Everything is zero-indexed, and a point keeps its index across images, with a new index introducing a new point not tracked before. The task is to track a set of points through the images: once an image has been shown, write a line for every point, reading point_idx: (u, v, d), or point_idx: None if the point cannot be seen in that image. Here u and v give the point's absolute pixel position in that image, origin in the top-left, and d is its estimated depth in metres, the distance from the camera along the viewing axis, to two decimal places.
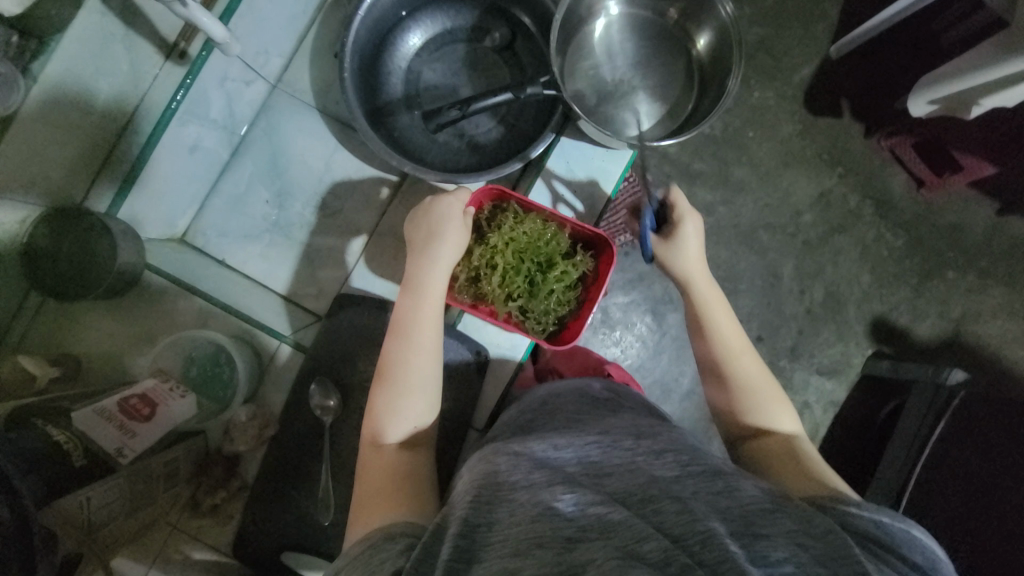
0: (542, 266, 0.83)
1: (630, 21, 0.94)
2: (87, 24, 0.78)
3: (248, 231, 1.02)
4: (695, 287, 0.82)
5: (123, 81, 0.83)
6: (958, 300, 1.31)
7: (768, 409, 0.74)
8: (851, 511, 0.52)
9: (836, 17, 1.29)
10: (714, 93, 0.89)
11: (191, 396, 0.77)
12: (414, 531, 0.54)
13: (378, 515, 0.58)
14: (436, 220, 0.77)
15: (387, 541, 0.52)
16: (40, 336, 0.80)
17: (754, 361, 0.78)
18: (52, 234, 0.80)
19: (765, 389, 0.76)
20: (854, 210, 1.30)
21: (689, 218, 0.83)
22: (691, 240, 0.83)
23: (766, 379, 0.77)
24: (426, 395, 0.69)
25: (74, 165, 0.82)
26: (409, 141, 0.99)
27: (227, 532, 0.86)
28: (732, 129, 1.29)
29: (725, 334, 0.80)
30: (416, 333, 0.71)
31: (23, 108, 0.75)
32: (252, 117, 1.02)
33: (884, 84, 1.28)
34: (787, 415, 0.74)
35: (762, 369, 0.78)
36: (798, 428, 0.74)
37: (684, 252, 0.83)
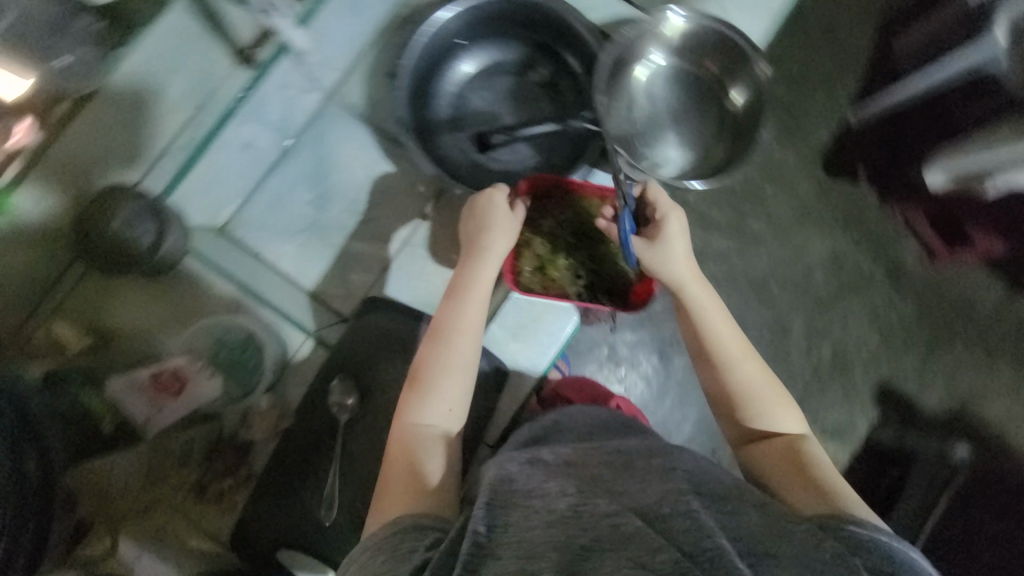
0: (594, 242, 0.92)
1: (671, 68, 0.97)
2: (175, 24, 0.82)
3: (284, 228, 1.07)
4: (687, 289, 0.80)
5: (195, 78, 0.85)
6: (964, 375, 1.32)
7: (771, 411, 0.73)
8: (868, 538, 0.55)
9: (856, 88, 1.36)
10: (746, 142, 0.94)
11: (219, 377, 0.80)
12: (439, 523, 0.59)
13: (410, 494, 0.63)
14: (484, 216, 0.82)
15: (412, 532, 0.57)
16: (82, 304, 0.85)
17: (753, 360, 0.77)
18: (97, 211, 0.82)
19: (766, 391, 0.74)
20: (865, 272, 1.33)
21: (672, 213, 0.83)
22: (674, 237, 0.82)
23: (768, 379, 0.76)
24: (464, 377, 0.72)
25: (137, 149, 0.86)
26: (453, 158, 1.04)
27: (227, 522, 0.85)
28: (751, 183, 1.34)
29: (721, 331, 0.78)
30: (460, 326, 0.74)
31: (101, 93, 0.81)
32: (305, 124, 1.04)
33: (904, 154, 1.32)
34: (789, 417, 0.73)
35: (761, 369, 0.76)
36: (803, 426, 0.73)
37: (670, 253, 0.81)
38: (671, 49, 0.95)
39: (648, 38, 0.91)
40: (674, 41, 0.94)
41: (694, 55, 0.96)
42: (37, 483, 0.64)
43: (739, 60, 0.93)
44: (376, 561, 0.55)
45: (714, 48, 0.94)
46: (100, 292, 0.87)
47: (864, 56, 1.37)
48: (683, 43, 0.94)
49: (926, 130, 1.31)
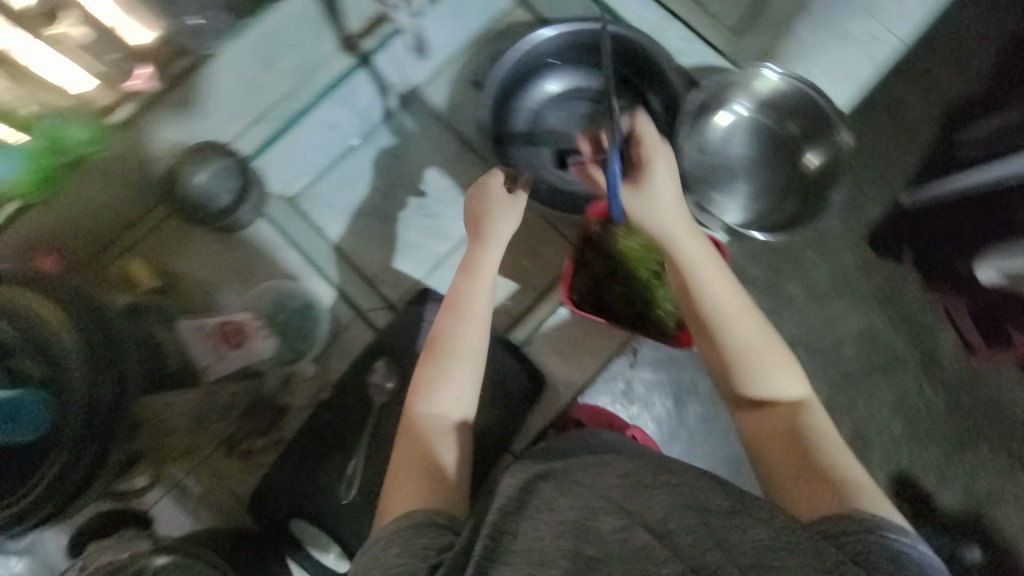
0: (655, 273, 0.94)
1: (754, 121, 0.97)
2: (294, 5, 0.83)
3: (353, 208, 1.07)
4: (680, 242, 0.76)
5: (303, 57, 0.90)
6: (984, 479, 1.28)
7: (772, 376, 0.68)
8: (876, 527, 0.53)
9: (913, 168, 1.34)
10: (813, 204, 0.94)
11: (273, 337, 0.80)
12: (450, 524, 0.59)
13: (422, 489, 0.63)
14: (490, 207, 0.84)
15: (425, 533, 0.57)
16: (154, 246, 0.89)
17: (751, 315, 0.72)
18: (193, 163, 0.85)
19: (765, 351, 0.70)
20: (897, 355, 1.31)
21: (659, 151, 0.79)
22: (660, 176, 0.79)
23: (769, 339, 0.70)
24: (472, 366, 0.72)
25: (236, 112, 0.89)
26: (522, 170, 1.05)
27: (249, 483, 0.86)
28: (793, 247, 1.33)
29: (715, 282, 0.74)
30: (467, 309, 0.75)
31: (218, 55, 0.80)
32: (388, 113, 1.09)
33: (954, 243, 1.31)
34: (792, 373, 0.69)
35: (761, 327, 0.72)
36: (804, 387, 0.69)
37: (659, 197, 0.78)
38: (758, 104, 0.96)
39: (737, 89, 0.93)
40: (765, 96, 0.94)
41: (779, 116, 0.96)
42: (110, 406, 0.58)
43: (822, 125, 0.94)
44: (390, 558, 0.55)
45: (800, 111, 0.95)
46: (173, 239, 0.90)
47: (928, 136, 1.34)
48: (772, 101, 0.95)
49: (983, 223, 1.30)
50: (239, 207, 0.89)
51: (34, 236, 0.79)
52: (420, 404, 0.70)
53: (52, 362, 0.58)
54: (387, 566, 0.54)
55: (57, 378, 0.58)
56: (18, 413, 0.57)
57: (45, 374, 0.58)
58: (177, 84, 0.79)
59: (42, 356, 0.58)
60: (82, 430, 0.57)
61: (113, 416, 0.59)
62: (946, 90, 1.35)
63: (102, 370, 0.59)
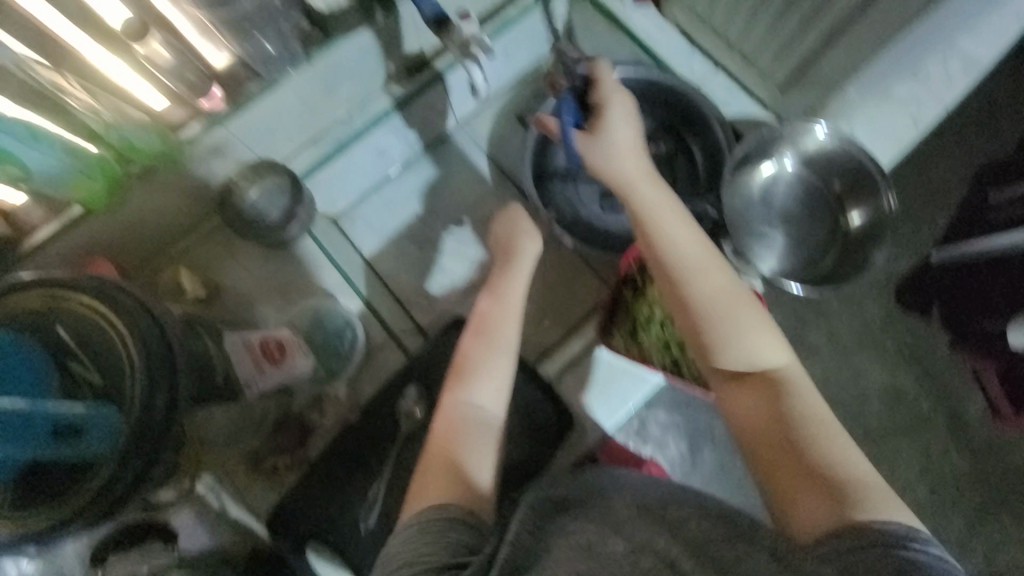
0: None
1: (797, 176, 0.98)
2: (359, 40, 0.84)
3: (391, 230, 1.09)
4: (648, 206, 0.79)
5: (360, 87, 0.92)
6: (1007, 550, 1.24)
7: (749, 342, 0.71)
8: (902, 540, 0.55)
9: (942, 228, 1.33)
10: (853, 263, 0.94)
11: (314, 356, 0.79)
12: (478, 525, 0.62)
13: (453, 486, 0.65)
14: (512, 228, 0.88)
15: (453, 529, 0.60)
16: (201, 257, 0.93)
17: (723, 278, 0.75)
18: (253, 182, 0.89)
19: (739, 314, 0.73)
20: (925, 416, 1.28)
21: (613, 101, 0.84)
22: (616, 132, 0.83)
23: (747, 306, 0.74)
24: (506, 371, 0.75)
25: (292, 133, 0.91)
26: (565, 209, 1.04)
27: (266, 502, 0.85)
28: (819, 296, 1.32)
29: (685, 243, 0.77)
30: (496, 331, 0.77)
31: (285, 83, 0.82)
32: (432, 141, 1.12)
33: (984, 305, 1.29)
34: (757, 321, 0.73)
35: (740, 294, 0.75)
36: (784, 353, 0.72)
37: (616, 152, 0.82)
38: (803, 159, 0.96)
39: (783, 143, 0.95)
40: (811, 153, 0.95)
41: (824, 173, 0.97)
42: (161, 417, 0.54)
43: (868, 186, 0.94)
44: (419, 549, 0.59)
45: (846, 170, 0.95)
46: (219, 250, 0.94)
47: (954, 194, 1.35)
48: (818, 159, 0.95)
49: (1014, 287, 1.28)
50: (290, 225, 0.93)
51: (92, 240, 0.81)
52: (456, 400, 0.72)
53: (107, 370, 0.54)
54: (413, 558, 0.58)
55: (112, 388, 0.53)
56: (81, 427, 0.51)
57: (98, 383, 0.54)
58: (245, 107, 0.81)
59: (94, 364, 0.54)
60: (130, 442, 0.52)
61: (164, 427, 0.54)
62: (973, 151, 1.36)
63: (156, 377, 0.54)
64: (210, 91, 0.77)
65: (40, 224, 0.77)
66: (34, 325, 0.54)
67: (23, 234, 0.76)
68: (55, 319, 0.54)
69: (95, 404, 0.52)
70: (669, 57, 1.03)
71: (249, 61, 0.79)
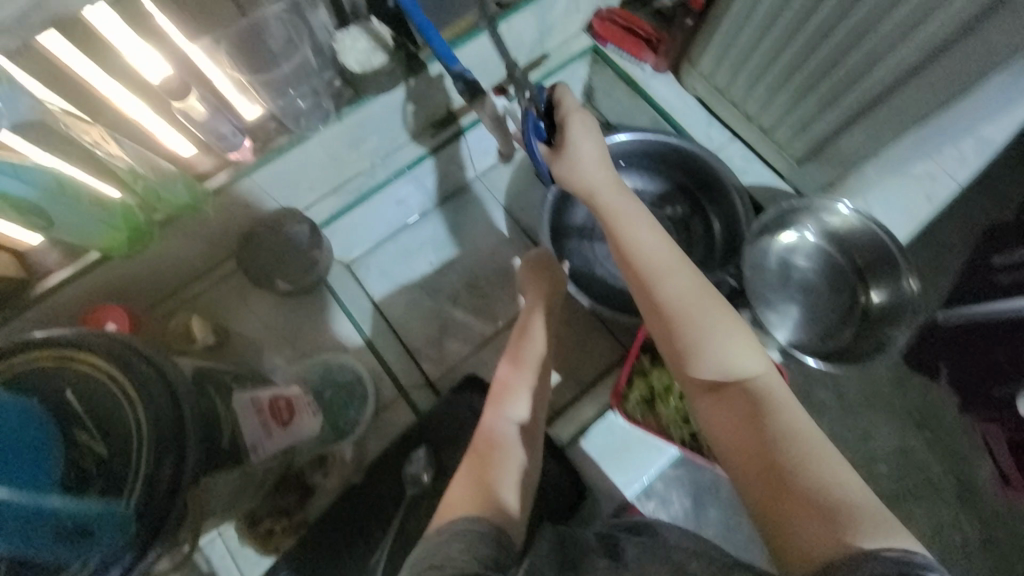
0: None
1: (818, 248, 0.98)
2: (390, 99, 0.85)
3: (404, 280, 1.09)
4: (609, 203, 0.72)
5: (385, 142, 0.94)
6: None
7: (719, 346, 0.60)
8: (908, 561, 0.42)
9: (947, 291, 1.32)
10: (873, 342, 0.92)
11: (320, 415, 0.78)
12: (509, 546, 0.54)
13: (486, 500, 0.59)
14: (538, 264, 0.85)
15: (486, 538, 0.53)
16: (211, 301, 0.92)
17: (686, 274, 0.65)
18: (275, 232, 0.90)
19: (707, 313, 0.61)
20: (933, 481, 1.21)
21: (573, 113, 0.77)
22: (580, 139, 0.75)
23: (714, 304, 0.62)
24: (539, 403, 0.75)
25: (317, 183, 0.92)
26: (580, 268, 1.06)
27: (260, 565, 0.82)
28: None
29: (645, 241, 0.67)
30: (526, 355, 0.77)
31: (313, 139, 0.83)
32: (450, 193, 1.14)
33: (993, 371, 1.26)
34: (738, 334, 0.60)
35: (707, 294, 0.63)
36: (762, 358, 0.60)
37: (582, 162, 0.74)
38: (825, 233, 0.97)
39: (803, 218, 0.96)
40: (835, 229, 0.95)
41: (847, 249, 0.97)
42: (168, 490, 0.51)
43: (891, 267, 0.93)
44: (452, 551, 0.51)
45: (869, 248, 0.94)
46: (234, 297, 0.93)
47: (958, 257, 1.34)
48: (843, 234, 0.95)
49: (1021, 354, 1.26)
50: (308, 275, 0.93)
51: (105, 283, 0.80)
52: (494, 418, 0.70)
53: (115, 439, 0.51)
54: (450, 558, 0.50)
55: (120, 455, 0.51)
56: (91, 526, 0.48)
57: (105, 452, 0.51)
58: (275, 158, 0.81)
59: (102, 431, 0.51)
60: (137, 516, 0.49)
61: (172, 499, 0.51)
62: (977, 217, 1.37)
63: (165, 446, 0.51)
64: (241, 145, 0.77)
65: (56, 267, 0.75)
66: (42, 387, 0.52)
67: (36, 277, 0.75)
68: (65, 381, 0.52)
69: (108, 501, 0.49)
70: (687, 124, 1.06)
71: (280, 116, 0.79)
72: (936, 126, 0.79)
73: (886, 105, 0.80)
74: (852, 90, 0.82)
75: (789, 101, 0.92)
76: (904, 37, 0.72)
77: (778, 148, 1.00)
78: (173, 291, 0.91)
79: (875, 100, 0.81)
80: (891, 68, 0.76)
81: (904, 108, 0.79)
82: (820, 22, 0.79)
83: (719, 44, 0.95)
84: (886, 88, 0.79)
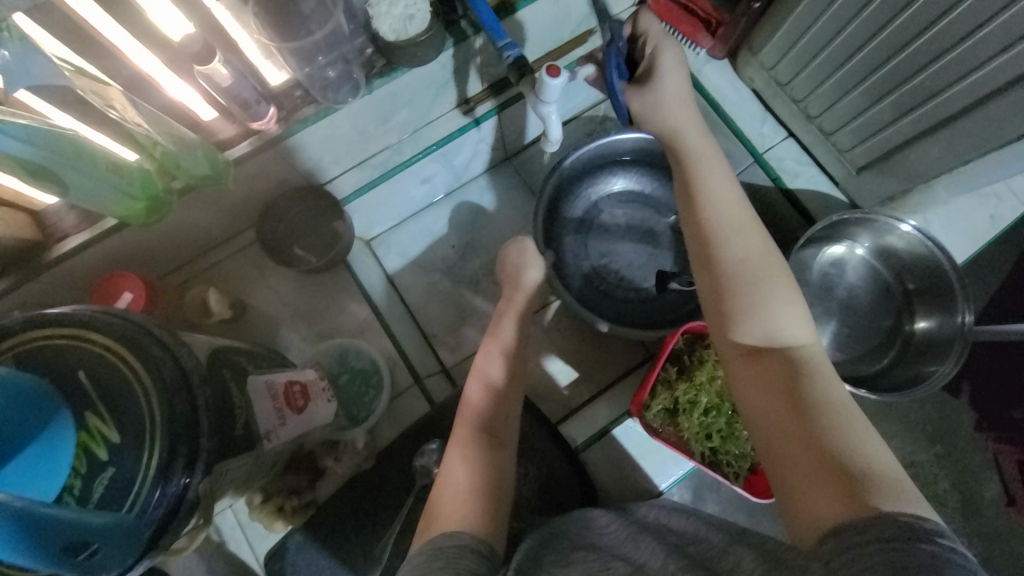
0: None
1: (865, 266, 0.93)
2: (428, 74, 0.80)
3: (424, 261, 1.05)
4: (688, 150, 0.69)
5: (417, 117, 0.88)
6: None
7: (767, 306, 0.56)
8: (927, 532, 0.40)
9: (984, 304, 1.24)
10: (912, 372, 0.87)
11: (335, 403, 0.77)
12: (492, 559, 0.52)
13: (472, 511, 0.56)
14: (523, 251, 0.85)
15: (469, 555, 0.50)
16: (228, 273, 0.91)
17: (749, 231, 0.62)
18: (303, 208, 0.89)
19: (762, 273, 0.59)
20: (939, 495, 1.16)
21: (663, 46, 0.71)
22: (670, 78, 0.70)
23: (772, 264, 0.60)
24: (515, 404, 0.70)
25: (343, 157, 0.87)
26: (610, 268, 1.03)
27: (268, 541, 0.84)
28: None
29: (716, 190, 0.65)
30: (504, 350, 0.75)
31: (343, 109, 0.77)
32: (478, 174, 1.09)
33: (1017, 389, 1.20)
34: (787, 304, 0.57)
35: (769, 255, 0.61)
36: (808, 330, 0.56)
37: (666, 103, 0.70)
38: (876, 250, 0.92)
39: (858, 230, 0.90)
40: (886, 246, 0.91)
41: (896, 271, 0.92)
42: (174, 490, 0.50)
43: (947, 296, 0.87)
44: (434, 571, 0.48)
45: (921, 272, 0.89)
46: (250, 269, 0.92)
47: (1004, 270, 1.24)
48: (893, 254, 0.91)
49: None
50: (330, 255, 0.91)
51: (121, 250, 0.78)
52: (464, 430, 0.65)
53: (125, 429, 0.49)
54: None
55: (128, 446, 0.49)
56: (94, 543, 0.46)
57: (115, 442, 0.49)
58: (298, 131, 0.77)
59: (114, 420, 0.49)
60: (138, 516, 0.48)
61: (178, 499, 0.51)
62: None
63: (177, 441, 0.50)
64: (265, 114, 0.73)
65: (72, 230, 0.73)
66: (53, 369, 0.50)
67: (52, 239, 0.73)
68: (76, 364, 0.50)
69: (110, 501, 0.48)
70: (740, 119, 0.99)
71: (306, 85, 0.74)
72: (987, 162, 0.77)
73: (972, 118, 0.71)
74: (931, 100, 0.74)
75: (857, 104, 0.84)
76: (1000, 50, 0.64)
77: (836, 153, 0.93)
78: (190, 259, 0.89)
79: (956, 114, 0.73)
80: (981, 79, 0.68)
81: (988, 126, 0.70)
82: (906, 22, 0.70)
83: (786, 35, 0.86)
84: (972, 102, 0.70)
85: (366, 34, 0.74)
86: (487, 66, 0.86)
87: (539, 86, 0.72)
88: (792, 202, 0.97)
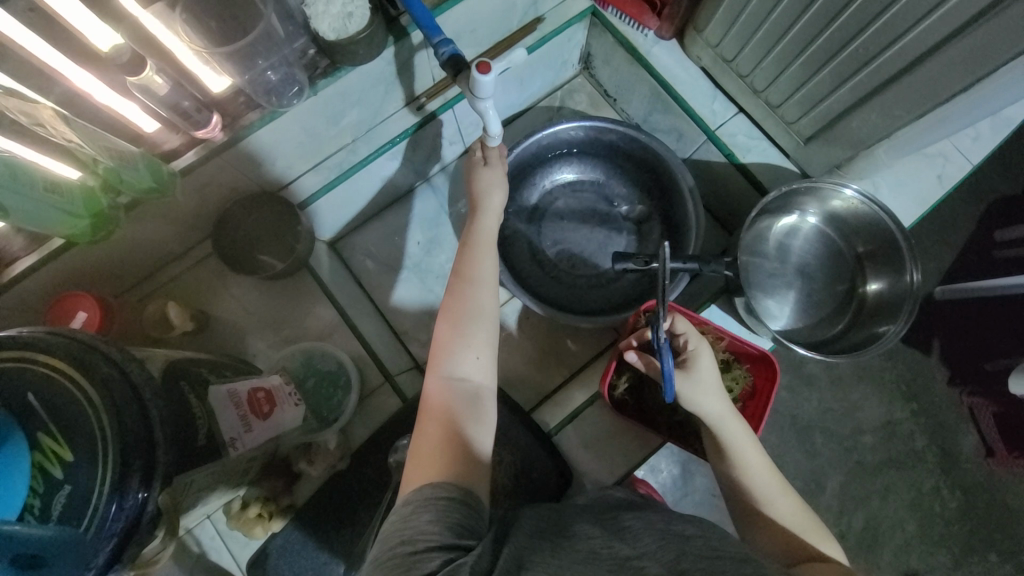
0: None
1: (817, 233, 0.97)
2: (374, 71, 0.80)
3: (391, 259, 1.06)
4: (728, 429, 0.68)
5: (367, 116, 0.88)
6: None
7: (792, 524, 0.63)
8: None
9: (950, 264, 1.27)
10: (863, 334, 0.91)
11: (303, 406, 0.79)
12: (477, 508, 0.54)
13: (453, 460, 0.56)
14: (478, 181, 0.79)
15: (451, 505, 0.52)
16: (188, 286, 0.90)
17: (777, 480, 0.66)
18: (259, 215, 0.88)
19: (782, 496, 0.65)
20: (916, 451, 1.21)
21: (701, 346, 0.72)
22: (707, 369, 0.71)
23: (797, 501, 0.65)
24: (490, 340, 0.66)
25: (294, 161, 0.87)
26: (568, 254, 1.06)
27: (250, 547, 0.85)
28: None
29: (744, 443, 0.67)
30: (476, 291, 0.69)
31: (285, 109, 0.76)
32: (437, 170, 1.09)
33: (986, 344, 1.24)
34: (812, 526, 0.63)
35: (794, 496, 0.66)
36: (827, 536, 0.63)
37: (705, 387, 0.69)
38: (826, 217, 0.95)
39: (809, 200, 0.93)
40: (836, 212, 0.93)
41: (847, 236, 0.95)
42: (132, 509, 0.50)
43: (893, 257, 0.89)
44: (424, 524, 0.50)
45: (870, 236, 0.91)
46: (212, 282, 0.91)
47: (966, 230, 1.28)
48: (844, 218, 0.93)
49: (1016, 329, 1.23)
50: (293, 260, 0.90)
51: (71, 270, 0.77)
52: (435, 380, 0.63)
53: (79, 447, 0.49)
54: (422, 532, 0.49)
55: (80, 466, 0.48)
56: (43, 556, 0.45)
57: (69, 461, 0.48)
58: (240, 139, 0.76)
59: (68, 439, 0.49)
60: (94, 536, 0.48)
61: (139, 515, 0.51)
62: (992, 187, 1.29)
63: (130, 459, 0.50)
64: (208, 121, 0.72)
65: (19, 253, 0.72)
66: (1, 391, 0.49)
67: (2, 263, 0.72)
68: (21, 386, 0.50)
69: (62, 521, 0.47)
70: (692, 98, 0.99)
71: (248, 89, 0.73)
72: (931, 122, 0.77)
73: (904, 83, 0.73)
74: (868, 66, 0.76)
75: (800, 75, 0.85)
76: (930, 10, 0.64)
77: (784, 125, 0.94)
78: (149, 275, 0.89)
79: (892, 78, 0.75)
80: (913, 41, 0.69)
81: (922, 88, 0.72)
82: None
83: (728, 11, 0.86)
84: (907, 64, 0.72)
85: (305, 34, 0.74)
86: (430, 60, 0.86)
87: (472, 83, 0.70)
88: (745, 176, 1.00)
